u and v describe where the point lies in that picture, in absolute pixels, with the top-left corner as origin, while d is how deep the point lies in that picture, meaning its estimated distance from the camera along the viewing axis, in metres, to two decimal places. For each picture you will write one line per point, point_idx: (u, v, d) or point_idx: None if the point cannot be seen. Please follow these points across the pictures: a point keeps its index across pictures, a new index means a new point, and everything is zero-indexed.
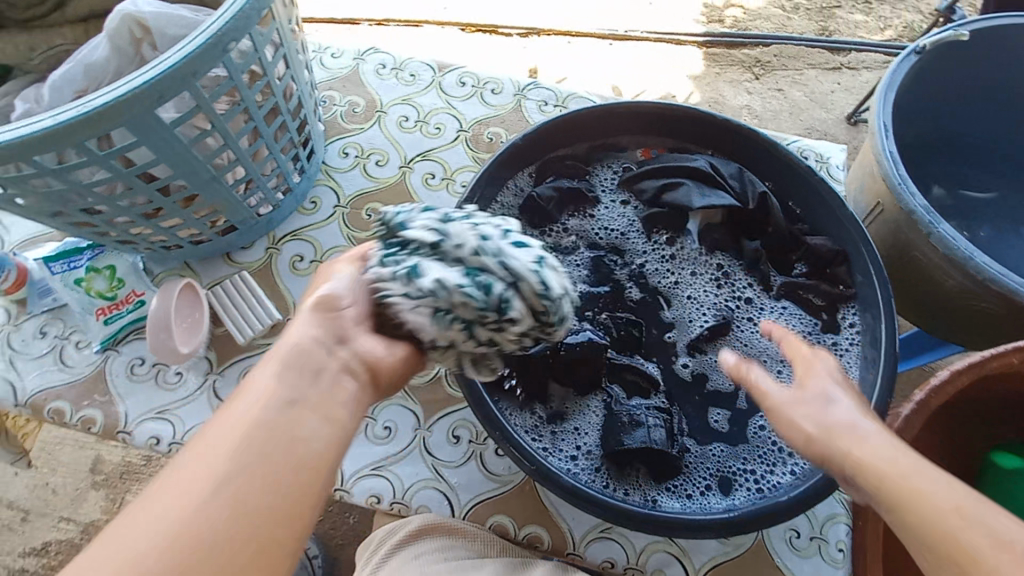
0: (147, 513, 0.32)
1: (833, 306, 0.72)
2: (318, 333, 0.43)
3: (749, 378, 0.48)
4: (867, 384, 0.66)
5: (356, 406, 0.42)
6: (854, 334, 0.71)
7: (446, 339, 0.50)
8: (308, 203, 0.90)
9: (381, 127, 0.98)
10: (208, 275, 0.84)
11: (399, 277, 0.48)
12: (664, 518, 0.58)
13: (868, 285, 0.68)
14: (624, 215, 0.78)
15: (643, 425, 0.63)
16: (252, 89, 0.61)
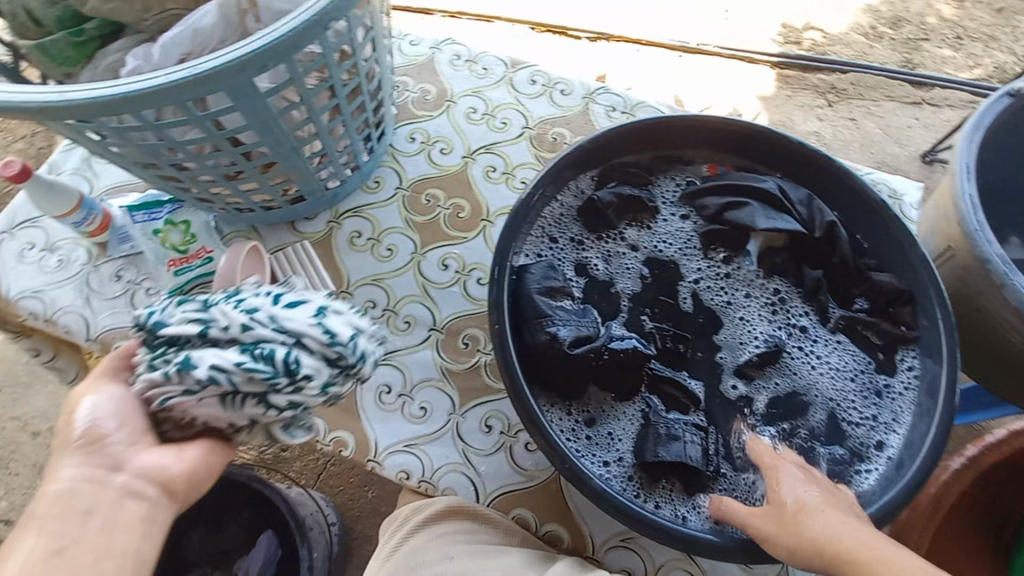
0: None
1: (891, 346, 0.70)
2: (84, 471, 0.48)
3: (731, 509, 0.57)
4: (919, 431, 0.64)
5: (141, 527, 0.48)
6: (910, 377, 0.69)
7: (246, 416, 0.54)
8: (372, 182, 0.93)
9: (449, 116, 1.00)
10: (272, 240, 0.88)
11: (182, 381, 0.52)
12: (693, 536, 0.58)
13: (933, 331, 0.67)
14: (683, 228, 0.77)
15: (679, 439, 0.64)
16: (341, 68, 0.64)
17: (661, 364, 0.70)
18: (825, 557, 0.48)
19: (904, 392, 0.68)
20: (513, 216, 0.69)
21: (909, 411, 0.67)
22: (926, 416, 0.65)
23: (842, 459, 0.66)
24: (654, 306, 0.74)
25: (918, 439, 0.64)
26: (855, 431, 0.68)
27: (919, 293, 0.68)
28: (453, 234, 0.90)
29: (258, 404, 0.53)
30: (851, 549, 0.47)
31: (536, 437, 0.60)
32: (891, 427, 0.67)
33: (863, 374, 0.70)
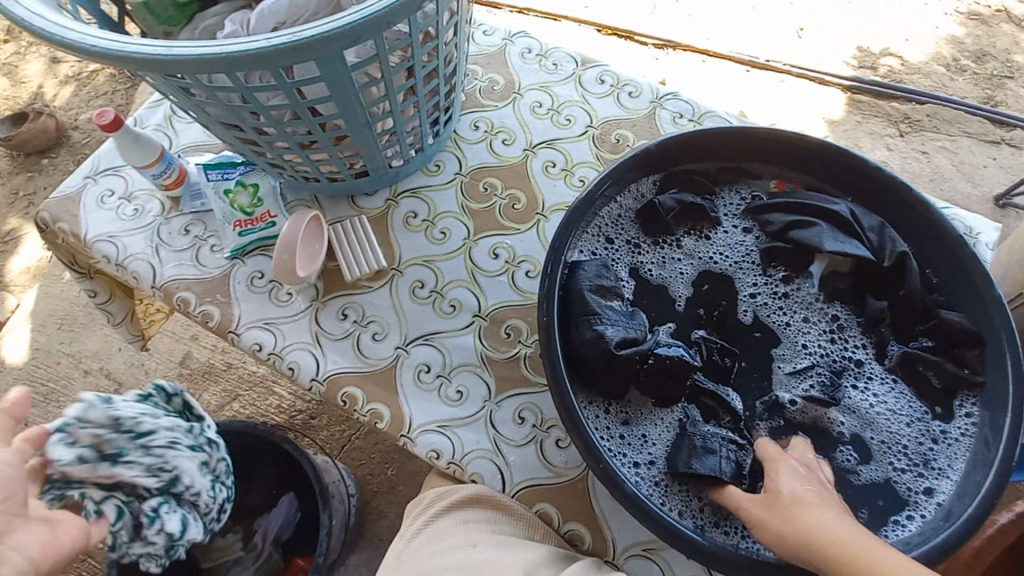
0: None
1: (953, 390, 0.67)
2: None
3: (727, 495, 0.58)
4: (973, 481, 0.61)
5: None
6: (968, 424, 0.66)
7: (196, 487, 0.65)
8: (432, 165, 0.95)
9: (515, 108, 1.00)
10: (332, 211, 0.90)
11: (196, 436, 0.66)
12: (714, 550, 0.57)
13: (1001, 381, 0.64)
14: (742, 243, 0.76)
15: (715, 453, 0.62)
16: (423, 50, 0.66)
17: (707, 378, 0.69)
18: (817, 553, 0.50)
19: (960, 439, 0.65)
20: (573, 210, 0.69)
21: (964, 460, 0.64)
22: (983, 466, 0.62)
23: (885, 498, 0.63)
24: (704, 318, 0.73)
25: (972, 489, 0.61)
26: (904, 472, 0.64)
27: (990, 337, 0.65)
28: (506, 225, 0.91)
29: (207, 477, 0.66)
30: (852, 550, 0.49)
31: (572, 430, 0.60)
32: (942, 473, 0.64)
33: (918, 414, 0.67)
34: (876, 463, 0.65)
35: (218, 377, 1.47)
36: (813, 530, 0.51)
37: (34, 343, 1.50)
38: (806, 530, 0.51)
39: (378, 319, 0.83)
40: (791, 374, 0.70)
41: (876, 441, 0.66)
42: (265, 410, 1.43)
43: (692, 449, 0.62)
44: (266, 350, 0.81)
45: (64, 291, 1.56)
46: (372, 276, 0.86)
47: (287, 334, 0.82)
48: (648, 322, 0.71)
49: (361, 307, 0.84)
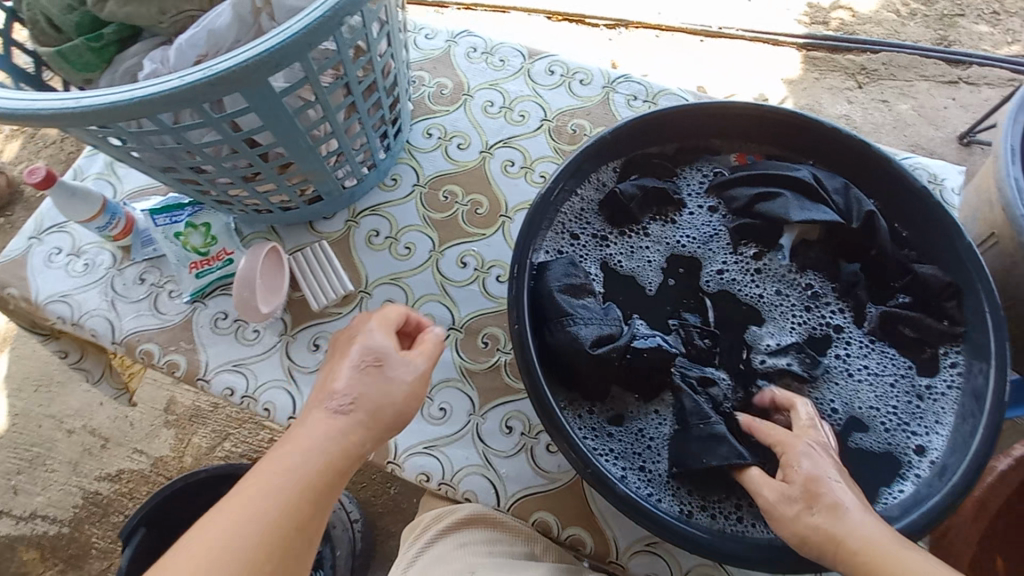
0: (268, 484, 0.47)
1: (935, 343, 0.66)
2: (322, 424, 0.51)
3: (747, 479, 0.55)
4: (964, 434, 0.61)
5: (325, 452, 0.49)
6: (954, 375, 0.65)
7: None
8: (389, 179, 0.92)
9: (467, 110, 0.98)
10: (292, 240, 0.88)
11: None
12: (701, 539, 0.56)
13: (982, 330, 0.63)
14: (709, 222, 0.75)
15: (725, 440, 0.59)
16: (356, 65, 0.63)
17: (687, 363, 0.67)
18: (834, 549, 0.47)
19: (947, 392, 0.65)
20: (534, 211, 0.67)
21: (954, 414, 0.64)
22: (971, 417, 0.61)
23: (880, 462, 0.63)
24: (678, 302, 0.71)
25: (962, 444, 0.60)
26: (895, 433, 0.64)
27: (966, 286, 0.64)
28: (471, 231, 0.89)
29: None
30: (857, 544, 0.47)
31: (557, 436, 0.58)
32: (931, 427, 0.64)
33: (900, 369, 0.67)
34: (868, 427, 0.65)
35: (207, 420, 1.43)
36: (833, 521, 0.48)
37: (11, 408, 1.44)
38: (828, 524, 0.48)
39: None
40: (770, 348, 0.69)
41: (861, 406, 0.66)
42: (258, 446, 1.40)
43: (706, 437, 0.60)
44: (239, 393, 0.78)
45: (35, 351, 1.51)
46: (340, 302, 0.83)
47: (258, 373, 0.79)
48: (621, 314, 0.70)
49: (333, 336, 0.81)
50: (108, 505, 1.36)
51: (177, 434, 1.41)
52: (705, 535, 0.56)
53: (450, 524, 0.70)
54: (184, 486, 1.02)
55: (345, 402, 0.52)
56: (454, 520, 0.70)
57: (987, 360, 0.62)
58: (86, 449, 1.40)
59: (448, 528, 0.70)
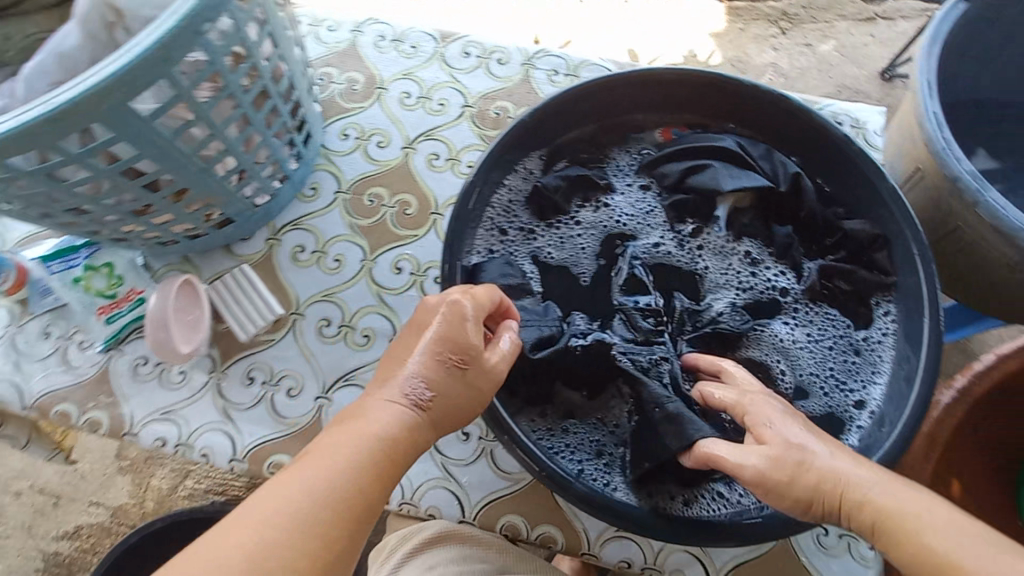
0: (344, 449, 0.46)
1: (870, 293, 0.67)
2: (395, 405, 0.50)
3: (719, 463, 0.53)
4: (901, 382, 0.62)
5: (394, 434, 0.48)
6: (889, 323, 0.66)
7: None
8: (308, 190, 0.86)
9: (382, 104, 0.92)
10: (209, 268, 0.81)
11: None
12: (663, 526, 0.55)
13: (913, 273, 0.63)
14: (642, 201, 0.73)
15: (686, 416, 0.58)
16: (237, 73, 0.57)
17: (628, 347, 0.65)
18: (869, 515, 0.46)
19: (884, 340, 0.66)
20: (458, 213, 0.64)
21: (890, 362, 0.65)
22: (906, 363, 0.63)
23: (825, 422, 0.64)
24: (619, 285, 0.69)
25: (900, 392, 0.62)
26: (835, 391, 0.65)
27: (894, 235, 0.64)
28: (402, 234, 0.84)
29: None
30: (893, 513, 0.45)
31: (510, 442, 0.57)
32: (869, 379, 0.65)
33: (839, 324, 0.68)
34: (811, 387, 0.66)
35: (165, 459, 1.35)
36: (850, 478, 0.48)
37: None
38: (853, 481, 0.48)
39: (290, 373, 0.76)
40: (713, 319, 0.68)
41: (804, 367, 0.66)
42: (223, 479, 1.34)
43: (659, 423, 0.59)
44: (172, 443, 0.73)
45: None
46: (271, 328, 0.78)
47: (191, 418, 0.74)
48: (560, 309, 0.68)
49: (268, 366, 0.76)
50: (71, 564, 1.29)
51: (135, 480, 1.32)
52: (666, 519, 0.56)
53: (417, 545, 0.67)
54: (142, 539, 0.96)
55: (417, 393, 0.51)
56: (421, 539, 0.67)
57: (920, 303, 0.62)
58: (37, 510, 1.31)
59: (416, 549, 0.67)
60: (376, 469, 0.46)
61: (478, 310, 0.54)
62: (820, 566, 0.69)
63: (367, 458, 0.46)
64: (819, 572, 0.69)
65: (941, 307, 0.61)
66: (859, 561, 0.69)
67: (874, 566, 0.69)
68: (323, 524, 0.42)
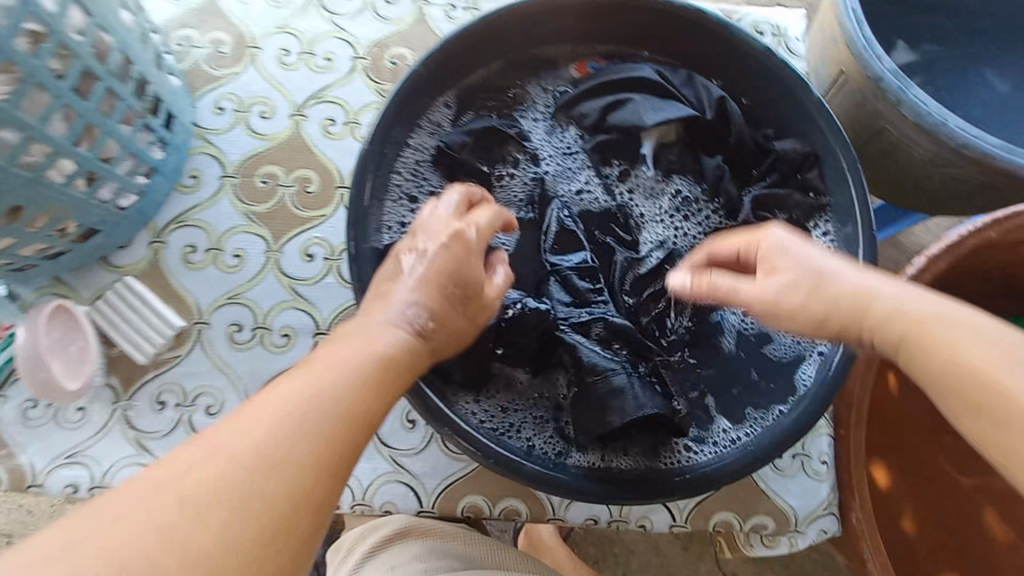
0: (342, 357, 0.43)
1: (805, 218, 0.64)
2: (391, 325, 0.48)
3: (718, 287, 0.51)
4: None
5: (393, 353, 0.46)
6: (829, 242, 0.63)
7: None
8: (188, 179, 0.75)
9: (258, 67, 0.79)
10: (87, 287, 0.70)
11: None
12: (617, 489, 0.54)
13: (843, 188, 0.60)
14: (562, 148, 0.68)
15: (626, 390, 0.56)
16: (40, 56, 0.47)
17: (567, 309, 0.61)
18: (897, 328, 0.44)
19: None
20: (354, 189, 0.58)
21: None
22: None
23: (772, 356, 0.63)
24: (548, 244, 0.64)
25: None
26: None
27: (825, 152, 0.61)
28: (307, 215, 0.75)
29: None
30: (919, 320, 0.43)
31: (450, 432, 0.53)
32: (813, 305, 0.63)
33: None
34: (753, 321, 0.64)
35: None
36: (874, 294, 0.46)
37: None
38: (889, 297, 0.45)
39: (205, 389, 0.69)
40: (644, 266, 0.65)
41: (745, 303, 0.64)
42: None
43: (605, 390, 0.56)
44: (86, 487, 0.65)
45: None
46: (173, 344, 0.69)
47: (100, 457, 0.66)
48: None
49: (179, 385, 0.68)
50: None
51: None
52: (622, 482, 0.54)
53: (373, 544, 0.63)
54: None
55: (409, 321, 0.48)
56: (379, 537, 0.64)
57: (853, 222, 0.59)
58: None
59: (373, 549, 0.63)
60: (377, 382, 0.43)
61: (490, 224, 0.54)
62: (777, 488, 0.70)
63: (367, 372, 0.43)
64: (777, 494, 0.70)
65: (874, 222, 0.59)
66: (813, 476, 0.71)
67: (827, 479, 0.71)
68: (332, 433, 0.38)
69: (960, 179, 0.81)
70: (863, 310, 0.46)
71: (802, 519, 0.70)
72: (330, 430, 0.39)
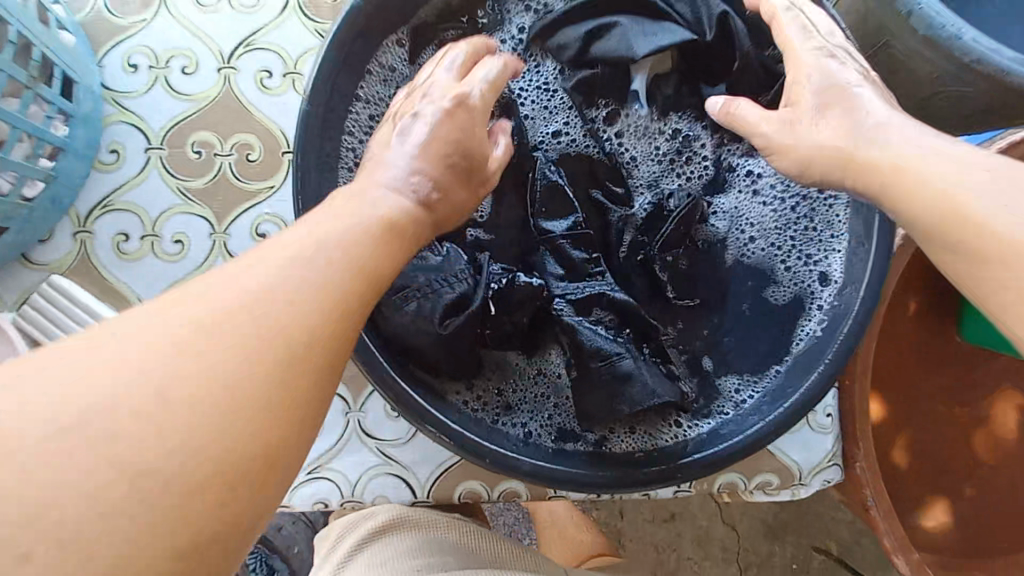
0: (344, 214, 0.37)
1: None
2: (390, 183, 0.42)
3: (737, 113, 0.49)
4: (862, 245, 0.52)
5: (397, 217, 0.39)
6: None
7: None
8: (106, 154, 0.64)
9: (171, 10, 0.66)
10: (12, 289, 0.62)
11: None
12: (619, 475, 0.49)
13: None
14: (542, 91, 0.59)
15: (638, 376, 0.51)
16: None
17: (570, 286, 0.56)
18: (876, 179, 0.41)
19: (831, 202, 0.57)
20: (300, 152, 0.50)
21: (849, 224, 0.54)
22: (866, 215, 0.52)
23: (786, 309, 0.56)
24: (534, 210, 0.57)
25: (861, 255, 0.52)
26: (793, 267, 0.56)
27: None
28: (252, 188, 0.65)
29: None
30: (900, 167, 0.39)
31: (442, 437, 0.47)
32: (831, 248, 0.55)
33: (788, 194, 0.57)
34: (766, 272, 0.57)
35: None
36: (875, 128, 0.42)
37: None
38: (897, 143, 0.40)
39: None
40: (639, 223, 0.58)
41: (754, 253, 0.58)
42: None
43: (612, 374, 0.51)
44: None
45: None
46: None
47: None
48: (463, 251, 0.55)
49: None
50: None
51: None
52: (630, 468, 0.50)
53: (359, 539, 0.60)
54: None
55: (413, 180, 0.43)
56: (366, 532, 0.60)
57: None
58: None
59: (358, 546, 0.60)
60: (378, 239, 0.36)
61: (505, 70, 0.49)
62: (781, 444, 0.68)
63: (369, 229, 0.36)
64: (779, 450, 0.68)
65: None
66: (817, 430, 0.69)
67: (832, 432, 0.69)
68: (345, 289, 0.33)
69: (973, 107, 0.72)
70: (846, 167, 0.43)
71: (806, 472, 0.69)
72: (320, 281, 0.32)
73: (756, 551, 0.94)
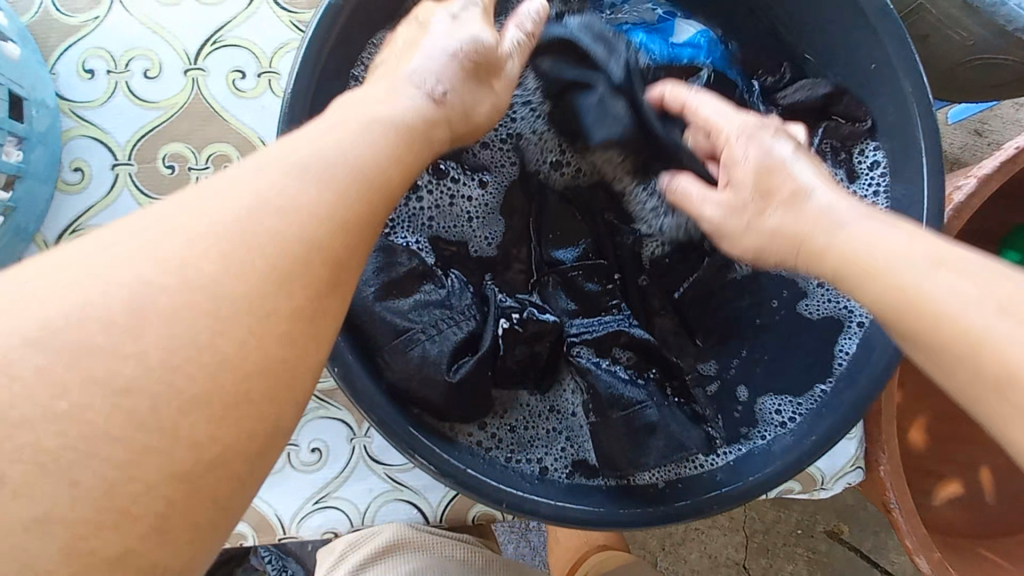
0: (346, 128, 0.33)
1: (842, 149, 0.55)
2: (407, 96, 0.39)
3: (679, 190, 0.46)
4: None
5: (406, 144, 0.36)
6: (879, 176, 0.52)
7: None
8: (70, 174, 0.59)
9: (127, 6, 0.59)
10: None
11: None
12: (651, 515, 0.45)
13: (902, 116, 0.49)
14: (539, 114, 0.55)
15: (664, 424, 0.49)
16: None
17: (586, 322, 0.56)
18: (831, 269, 0.37)
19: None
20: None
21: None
22: None
23: (820, 329, 0.53)
24: (546, 241, 0.57)
25: None
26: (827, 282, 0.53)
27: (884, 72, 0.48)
28: None
29: None
30: (857, 264, 0.35)
31: (453, 482, 0.43)
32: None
33: None
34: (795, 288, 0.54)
35: None
36: (822, 226, 0.38)
37: None
38: (858, 239, 0.36)
39: None
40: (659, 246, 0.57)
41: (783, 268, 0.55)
42: None
43: (636, 426, 0.49)
44: None
45: None
46: None
47: None
48: (466, 278, 0.55)
49: None
50: None
51: None
52: (657, 501, 0.46)
53: (366, 556, 0.59)
54: None
55: (438, 89, 0.40)
56: (373, 548, 0.59)
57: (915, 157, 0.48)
58: None
59: (364, 561, 0.59)
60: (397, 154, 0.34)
61: None
62: None
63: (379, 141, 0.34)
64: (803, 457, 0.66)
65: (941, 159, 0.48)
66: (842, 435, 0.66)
67: (857, 435, 0.67)
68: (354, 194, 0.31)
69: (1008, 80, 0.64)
70: (803, 252, 0.39)
71: (828, 478, 0.67)
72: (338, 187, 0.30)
73: (761, 517, 0.88)
